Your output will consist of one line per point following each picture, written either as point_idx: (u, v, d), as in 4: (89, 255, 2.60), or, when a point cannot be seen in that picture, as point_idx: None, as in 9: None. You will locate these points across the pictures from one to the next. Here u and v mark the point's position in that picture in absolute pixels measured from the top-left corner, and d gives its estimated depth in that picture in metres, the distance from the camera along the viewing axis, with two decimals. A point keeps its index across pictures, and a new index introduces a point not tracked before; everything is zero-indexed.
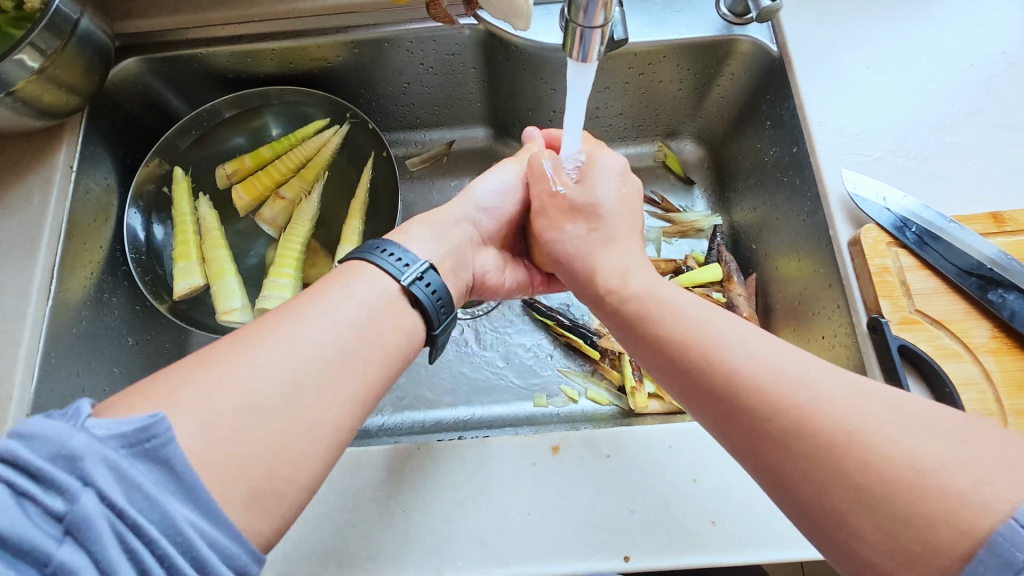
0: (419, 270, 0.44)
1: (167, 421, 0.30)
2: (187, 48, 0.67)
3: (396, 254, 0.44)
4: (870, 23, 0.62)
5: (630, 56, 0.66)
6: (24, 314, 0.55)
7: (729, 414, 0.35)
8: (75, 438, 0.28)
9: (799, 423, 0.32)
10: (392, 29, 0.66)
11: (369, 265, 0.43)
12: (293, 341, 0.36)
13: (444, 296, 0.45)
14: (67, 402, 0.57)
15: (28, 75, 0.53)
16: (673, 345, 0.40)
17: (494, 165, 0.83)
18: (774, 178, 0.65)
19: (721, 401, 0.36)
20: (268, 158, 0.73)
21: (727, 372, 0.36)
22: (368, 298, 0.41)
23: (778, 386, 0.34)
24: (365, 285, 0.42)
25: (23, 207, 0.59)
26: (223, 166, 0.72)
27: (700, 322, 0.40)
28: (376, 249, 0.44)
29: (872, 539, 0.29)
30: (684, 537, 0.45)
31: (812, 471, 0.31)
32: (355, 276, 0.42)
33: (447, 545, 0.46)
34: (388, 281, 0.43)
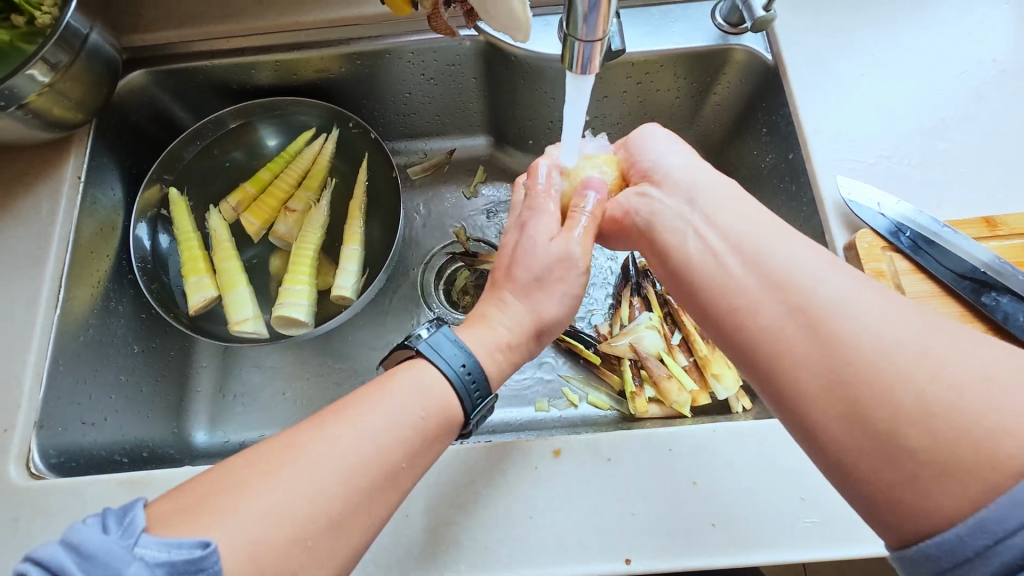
0: (477, 378, 0.44)
1: (216, 554, 0.31)
2: (192, 60, 0.68)
3: (465, 363, 0.44)
4: (863, 33, 0.63)
5: (628, 66, 0.67)
6: (33, 322, 0.56)
7: (803, 319, 0.35)
8: (129, 567, 0.30)
9: (873, 337, 0.33)
10: (394, 40, 0.68)
11: (436, 373, 0.43)
12: (354, 431, 0.38)
13: (494, 410, 0.46)
14: (74, 409, 0.58)
15: (38, 88, 0.54)
16: (746, 257, 0.40)
17: (482, 169, 0.84)
18: (771, 184, 0.66)
19: (789, 308, 0.36)
20: (268, 181, 0.74)
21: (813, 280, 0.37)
22: (422, 398, 0.41)
23: (853, 303, 0.35)
24: (435, 391, 0.42)
25: (31, 217, 0.60)
26: (226, 200, 0.73)
27: (772, 245, 0.40)
28: (447, 353, 0.44)
29: (917, 448, 0.30)
30: (685, 539, 0.46)
31: (875, 376, 0.32)
32: (426, 385, 0.42)
33: (449, 550, 0.46)
34: (447, 389, 0.42)
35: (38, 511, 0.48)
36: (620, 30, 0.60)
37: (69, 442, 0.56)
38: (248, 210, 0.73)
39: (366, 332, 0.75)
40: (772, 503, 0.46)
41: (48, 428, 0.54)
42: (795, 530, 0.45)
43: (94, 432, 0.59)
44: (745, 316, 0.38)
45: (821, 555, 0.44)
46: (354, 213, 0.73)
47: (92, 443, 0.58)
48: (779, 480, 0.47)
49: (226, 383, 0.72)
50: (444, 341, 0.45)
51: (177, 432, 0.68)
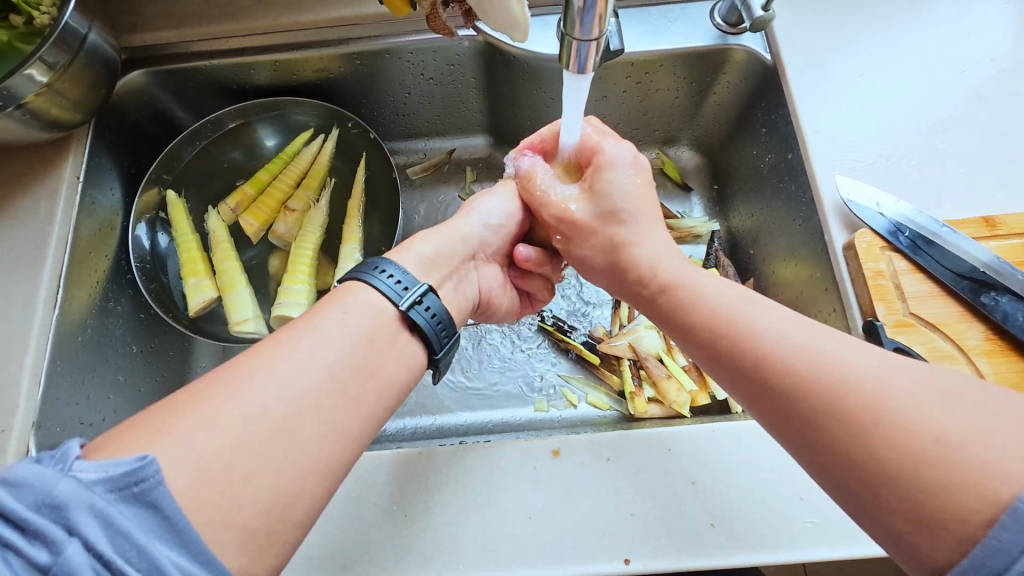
0: (406, 282, 0.44)
1: (156, 464, 0.29)
2: (191, 60, 0.68)
3: (389, 271, 0.44)
4: (862, 32, 0.63)
5: (627, 65, 0.67)
6: (30, 322, 0.56)
7: (762, 393, 0.36)
8: (62, 485, 0.27)
9: (827, 399, 0.32)
10: (393, 41, 0.68)
11: (368, 288, 0.43)
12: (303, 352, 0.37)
13: (443, 317, 0.45)
14: (72, 410, 0.58)
15: (37, 88, 0.54)
16: (704, 320, 0.41)
17: (471, 171, 0.84)
18: (771, 184, 0.66)
19: (750, 377, 0.37)
20: (266, 182, 0.74)
21: (760, 348, 0.36)
22: (370, 313, 0.41)
23: (810, 358, 0.34)
24: (368, 304, 0.41)
25: (30, 217, 0.60)
26: (225, 201, 0.73)
27: (731, 304, 0.40)
28: (372, 268, 0.44)
29: (894, 508, 0.29)
30: (685, 539, 0.45)
31: (837, 438, 0.31)
32: (354, 300, 0.41)
33: (447, 550, 0.46)
34: (385, 304, 0.42)
35: None
36: (619, 30, 0.60)
37: (67, 442, 0.56)
38: (247, 211, 0.73)
39: None
40: (772, 503, 0.46)
41: (46, 428, 0.54)
42: (795, 530, 0.45)
43: (92, 433, 0.59)
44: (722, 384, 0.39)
45: (821, 555, 0.44)
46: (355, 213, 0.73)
47: None
48: (779, 481, 0.47)
49: None
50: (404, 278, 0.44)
51: None
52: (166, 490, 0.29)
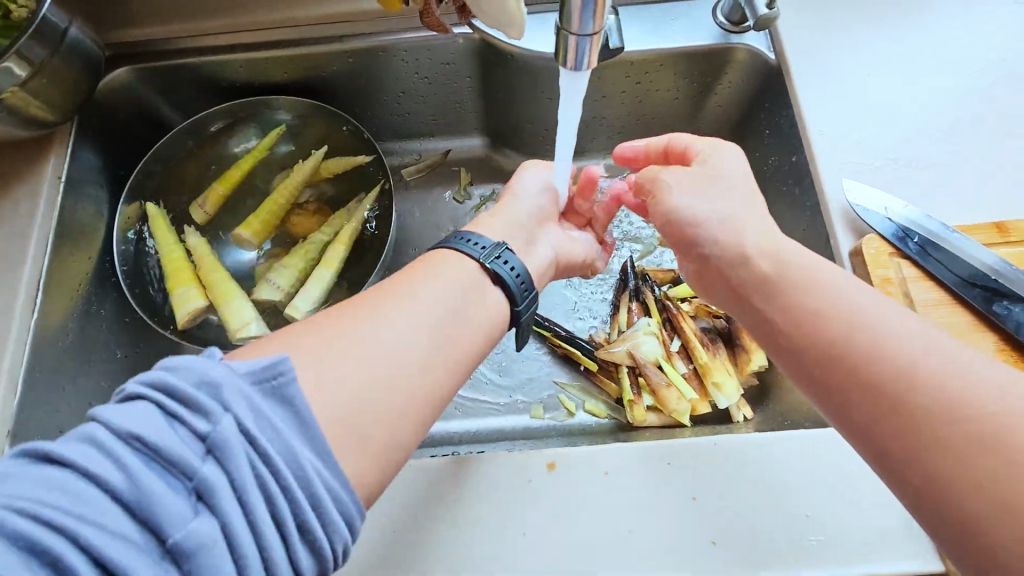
0: (513, 264, 0.45)
1: (288, 367, 0.32)
2: (178, 57, 0.67)
3: (479, 241, 0.45)
4: (866, 31, 0.62)
5: (627, 65, 0.65)
6: (9, 326, 0.54)
7: (874, 389, 0.33)
8: (215, 374, 0.30)
9: (951, 397, 0.31)
10: (387, 37, 0.66)
11: (452, 254, 0.44)
12: (406, 318, 0.38)
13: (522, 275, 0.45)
14: (51, 417, 0.56)
15: (14, 85, 0.52)
16: (818, 314, 0.37)
17: (464, 173, 0.83)
18: (773, 187, 0.63)
19: (860, 376, 0.34)
20: (237, 179, 0.72)
21: (881, 347, 0.34)
22: (458, 281, 0.42)
23: (934, 365, 0.32)
24: (447, 281, 0.42)
25: (10, 218, 0.58)
26: (196, 203, 0.71)
27: (850, 298, 0.37)
28: (459, 238, 0.45)
29: (1012, 534, 0.27)
30: (686, 557, 0.43)
31: (958, 447, 0.29)
32: (440, 273, 0.42)
33: (437, 567, 0.44)
34: (472, 266, 0.43)
35: None
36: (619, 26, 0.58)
37: None
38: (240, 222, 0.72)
39: None
40: (775, 520, 0.44)
41: (23, 437, 0.52)
42: (801, 547, 0.43)
43: None
44: (824, 383, 0.36)
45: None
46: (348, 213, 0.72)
47: None
48: (783, 496, 0.45)
49: None
50: (124, 408, 0.28)
51: None
52: (297, 389, 0.32)
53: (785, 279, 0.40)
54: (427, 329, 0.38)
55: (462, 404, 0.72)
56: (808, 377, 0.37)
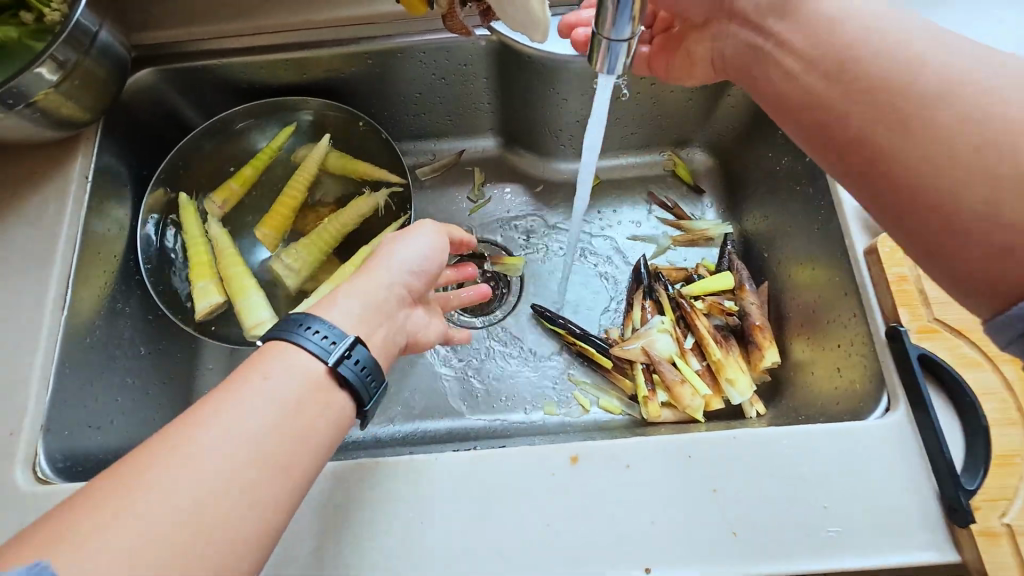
0: (332, 334, 0.42)
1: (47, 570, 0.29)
2: (200, 59, 0.68)
3: (321, 329, 0.42)
4: None
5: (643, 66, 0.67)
6: (39, 324, 0.55)
7: (901, 172, 0.37)
8: None
9: (983, 167, 0.33)
10: (406, 40, 0.67)
11: (289, 346, 0.41)
12: (224, 427, 0.36)
13: (369, 363, 0.43)
14: (79, 413, 0.57)
15: (47, 87, 0.53)
16: (869, 79, 0.39)
17: (479, 172, 0.84)
18: (786, 188, 0.67)
19: (893, 131, 0.37)
20: (252, 177, 0.72)
21: (929, 105, 0.35)
22: (295, 375, 0.40)
23: (973, 114, 0.34)
24: (294, 372, 0.40)
25: (39, 216, 0.60)
26: (210, 198, 0.71)
27: (910, 55, 0.37)
28: (300, 326, 0.42)
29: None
30: (707, 548, 0.45)
31: (981, 225, 0.34)
32: (276, 366, 0.40)
33: (463, 557, 0.45)
34: (311, 363, 0.41)
35: None
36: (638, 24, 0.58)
37: (75, 445, 0.55)
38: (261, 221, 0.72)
39: None
40: (793, 512, 0.45)
41: (55, 432, 0.53)
42: (817, 539, 0.44)
43: (99, 436, 0.58)
44: (874, 89, 0.38)
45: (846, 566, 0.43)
46: (366, 202, 0.72)
47: (98, 447, 0.58)
48: (801, 489, 0.46)
49: None
50: None
51: None
52: None
53: (879, 60, 0.38)
54: (252, 444, 0.36)
55: (478, 400, 0.73)
56: (859, 166, 0.39)
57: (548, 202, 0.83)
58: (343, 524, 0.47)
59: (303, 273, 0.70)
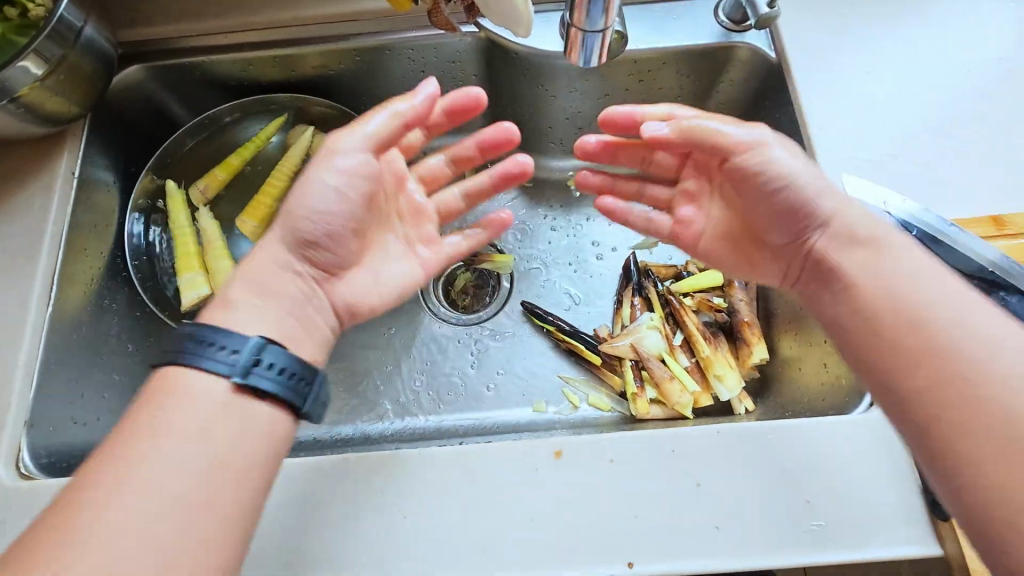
0: (291, 369, 0.44)
1: None
2: (187, 55, 0.68)
3: (228, 346, 0.42)
4: (866, 29, 0.63)
5: (629, 63, 0.67)
6: (24, 320, 0.55)
7: (886, 342, 0.42)
8: None
9: (942, 356, 0.39)
10: (393, 37, 0.67)
11: (190, 368, 0.42)
12: (159, 459, 0.38)
13: (320, 391, 0.47)
14: (65, 409, 0.57)
15: (31, 82, 0.53)
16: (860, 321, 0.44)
17: (469, 169, 0.83)
18: None
19: (873, 326, 0.43)
20: (239, 167, 0.72)
21: (886, 294, 0.43)
22: (206, 401, 0.41)
23: (941, 320, 0.40)
24: (212, 396, 0.41)
25: (25, 213, 0.59)
26: (194, 183, 0.70)
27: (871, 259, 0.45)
28: (206, 347, 0.42)
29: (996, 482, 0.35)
30: (691, 541, 0.45)
31: (961, 417, 0.37)
32: (185, 390, 0.41)
33: (446, 552, 0.45)
34: (222, 389, 0.42)
35: (27, 513, 0.47)
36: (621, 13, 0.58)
37: (61, 441, 0.55)
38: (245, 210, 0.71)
39: (364, 334, 0.76)
40: (776, 506, 0.45)
41: (40, 428, 0.53)
42: (800, 532, 0.44)
43: (86, 432, 0.58)
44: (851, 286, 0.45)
45: (828, 559, 0.44)
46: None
47: (85, 443, 0.57)
48: (784, 483, 0.46)
49: None
50: None
51: None
52: None
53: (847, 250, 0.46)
54: (183, 472, 0.38)
55: (468, 396, 0.73)
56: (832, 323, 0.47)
57: (538, 199, 0.83)
58: (327, 518, 0.47)
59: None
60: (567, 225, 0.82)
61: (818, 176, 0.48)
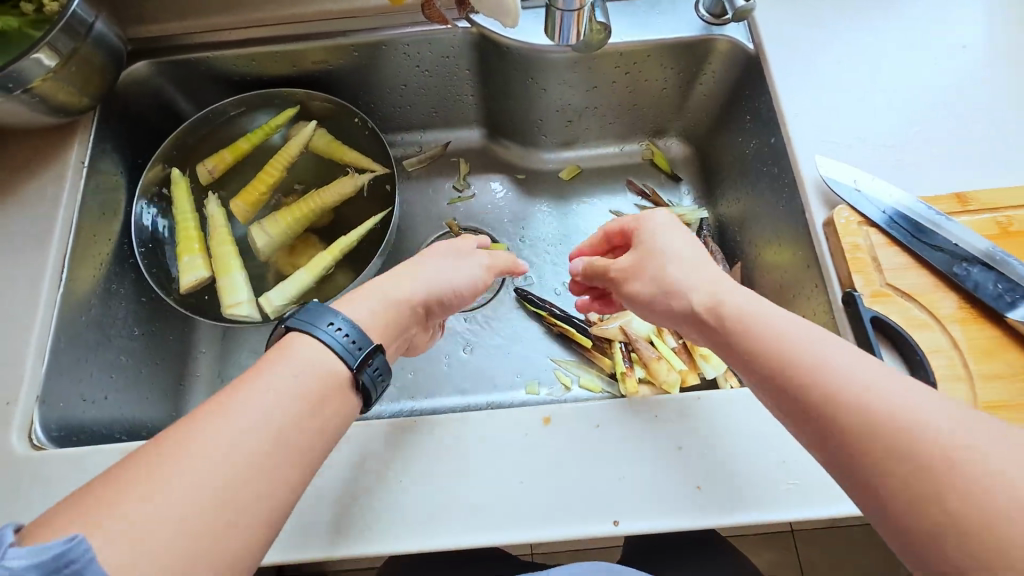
0: (354, 336, 0.42)
1: (85, 543, 0.29)
2: (192, 51, 0.71)
3: (336, 323, 0.42)
4: (839, 22, 0.66)
5: (615, 56, 0.70)
6: (36, 300, 0.58)
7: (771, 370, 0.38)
8: None
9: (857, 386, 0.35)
10: (390, 32, 0.70)
11: (308, 339, 0.41)
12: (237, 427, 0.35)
13: (382, 366, 0.44)
14: (74, 387, 0.59)
15: (45, 73, 0.56)
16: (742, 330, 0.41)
17: (463, 163, 0.87)
18: (756, 169, 0.69)
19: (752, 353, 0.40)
20: (246, 150, 0.75)
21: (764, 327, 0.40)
22: (309, 370, 0.40)
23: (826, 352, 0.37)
24: (314, 367, 0.40)
25: (36, 200, 0.62)
26: (204, 162, 0.73)
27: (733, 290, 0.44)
28: (317, 320, 0.42)
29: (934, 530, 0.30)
30: (672, 501, 0.47)
31: (870, 444, 0.33)
32: (296, 359, 0.40)
33: (439, 514, 0.48)
34: (334, 363, 0.41)
35: (39, 480, 0.50)
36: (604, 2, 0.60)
37: (70, 417, 0.57)
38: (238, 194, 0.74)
39: None
40: (752, 467, 0.48)
41: (50, 403, 0.56)
42: (775, 491, 0.47)
43: (94, 410, 0.60)
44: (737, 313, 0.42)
45: (802, 515, 0.46)
46: (349, 184, 0.75)
47: (92, 420, 0.60)
48: (762, 446, 0.48)
49: (224, 367, 0.75)
50: None
51: (175, 414, 0.70)
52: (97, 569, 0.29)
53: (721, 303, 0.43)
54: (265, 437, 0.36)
55: (463, 380, 0.75)
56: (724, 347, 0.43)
57: (530, 191, 0.86)
58: (326, 483, 0.49)
59: (278, 245, 0.73)
60: (558, 216, 0.84)
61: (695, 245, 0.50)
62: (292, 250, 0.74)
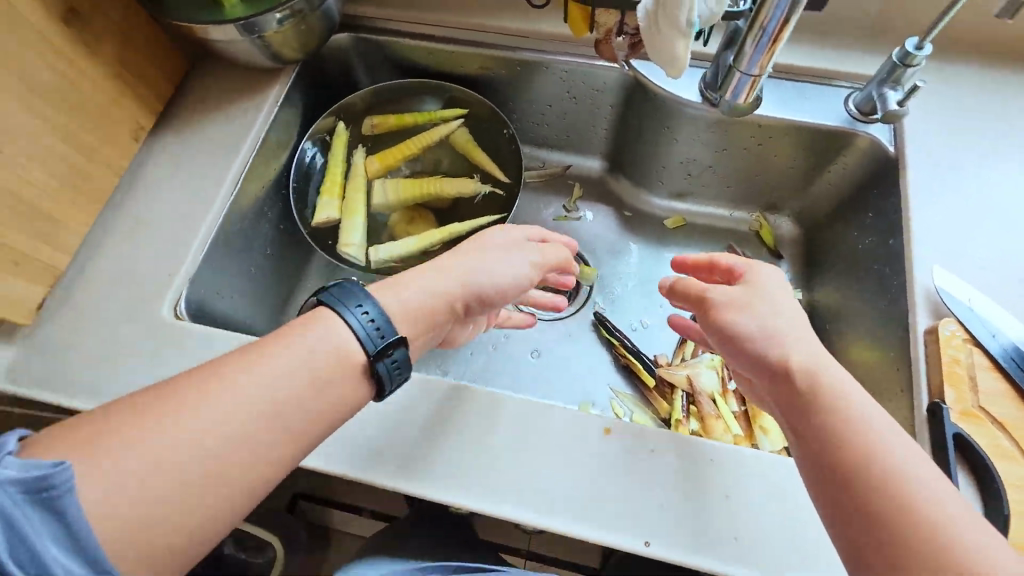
0: (381, 325, 0.44)
1: (67, 473, 0.35)
2: (387, 34, 0.82)
3: (366, 308, 0.44)
4: (991, 150, 0.67)
5: (753, 126, 0.74)
6: (212, 201, 0.69)
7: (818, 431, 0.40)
8: None
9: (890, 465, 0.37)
10: (554, 57, 0.78)
11: (334, 315, 0.43)
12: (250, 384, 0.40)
13: (402, 360, 0.45)
14: (217, 279, 0.69)
15: (276, 28, 0.68)
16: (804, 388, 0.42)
17: (577, 188, 0.93)
18: (865, 266, 0.70)
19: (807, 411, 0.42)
20: (405, 121, 0.85)
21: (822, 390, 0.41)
22: (327, 346, 0.43)
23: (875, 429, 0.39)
24: (334, 340, 0.43)
25: (234, 122, 0.74)
26: (370, 116, 0.84)
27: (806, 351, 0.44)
28: (349, 301, 0.44)
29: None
30: (705, 541, 0.49)
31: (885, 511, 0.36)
32: (319, 329, 0.43)
33: (487, 481, 0.52)
34: (353, 344, 0.43)
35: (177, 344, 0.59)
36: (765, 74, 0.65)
37: (208, 303, 0.67)
38: (377, 154, 0.84)
39: None
40: (790, 536, 0.49)
41: (197, 287, 0.66)
42: (807, 563, 0.48)
43: (224, 303, 0.70)
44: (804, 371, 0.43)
45: None
46: (469, 185, 0.83)
47: (222, 311, 0.70)
48: (806, 519, 0.49)
49: None
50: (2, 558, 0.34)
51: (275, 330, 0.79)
52: (71, 500, 0.35)
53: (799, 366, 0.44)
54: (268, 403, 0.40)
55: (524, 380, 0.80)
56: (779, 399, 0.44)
57: (633, 228, 0.90)
58: (396, 422, 0.54)
59: (391, 206, 0.82)
60: (651, 258, 0.88)
61: (795, 316, 0.47)
62: (409, 220, 0.83)
